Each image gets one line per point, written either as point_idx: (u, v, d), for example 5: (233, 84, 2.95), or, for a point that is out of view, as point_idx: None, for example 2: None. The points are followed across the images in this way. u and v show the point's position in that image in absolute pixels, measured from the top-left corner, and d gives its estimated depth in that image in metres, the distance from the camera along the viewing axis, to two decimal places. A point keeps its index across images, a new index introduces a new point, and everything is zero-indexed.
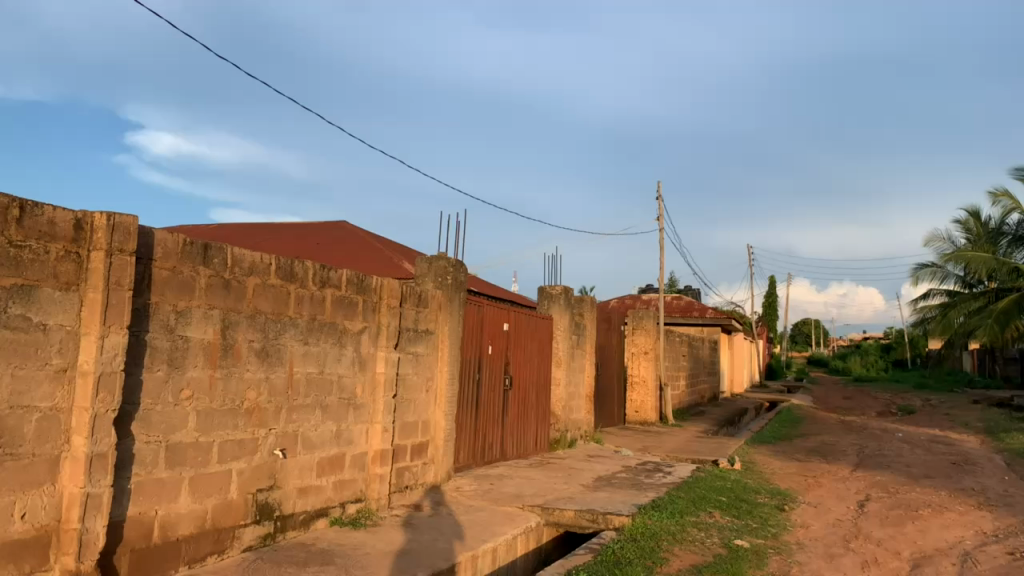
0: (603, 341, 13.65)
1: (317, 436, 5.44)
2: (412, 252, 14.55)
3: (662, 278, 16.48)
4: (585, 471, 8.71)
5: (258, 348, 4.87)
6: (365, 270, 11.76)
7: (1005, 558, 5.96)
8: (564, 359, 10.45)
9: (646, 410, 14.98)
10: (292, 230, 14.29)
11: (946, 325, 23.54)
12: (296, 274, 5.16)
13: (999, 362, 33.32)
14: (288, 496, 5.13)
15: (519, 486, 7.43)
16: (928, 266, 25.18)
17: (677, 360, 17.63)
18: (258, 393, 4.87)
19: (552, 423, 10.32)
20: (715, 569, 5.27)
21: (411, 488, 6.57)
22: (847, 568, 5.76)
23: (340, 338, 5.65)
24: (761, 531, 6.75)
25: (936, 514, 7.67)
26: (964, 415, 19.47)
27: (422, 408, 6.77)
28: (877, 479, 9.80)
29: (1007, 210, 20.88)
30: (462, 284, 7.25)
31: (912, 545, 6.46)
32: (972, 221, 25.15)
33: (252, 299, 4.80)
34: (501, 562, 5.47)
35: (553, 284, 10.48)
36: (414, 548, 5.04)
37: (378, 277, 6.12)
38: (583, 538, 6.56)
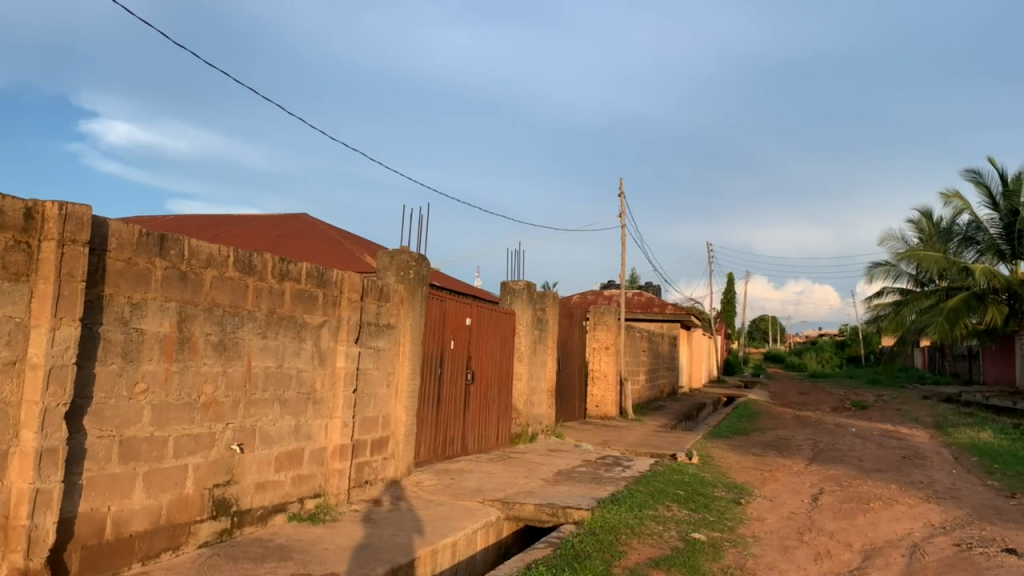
0: (565, 336, 13.72)
1: (275, 431, 5.38)
2: (375, 246, 14.45)
3: (624, 274, 16.61)
4: (545, 466, 8.74)
5: (215, 341, 4.80)
6: (327, 263, 11.67)
7: (952, 549, 6.12)
8: (526, 354, 10.47)
9: (606, 405, 15.12)
10: (252, 222, 14.12)
11: (899, 323, 24.09)
12: (255, 267, 5.10)
13: (948, 359, 34.22)
14: (245, 491, 5.07)
15: (480, 481, 7.43)
16: (882, 265, 25.73)
17: (638, 355, 17.79)
18: (216, 387, 4.80)
19: (513, 418, 10.34)
20: (672, 562, 5.34)
21: (370, 483, 6.54)
22: (800, 560, 5.89)
23: (299, 332, 5.59)
24: (717, 524, 6.86)
25: (887, 507, 7.85)
26: (916, 411, 19.93)
27: (382, 403, 6.73)
28: (831, 473, 10.01)
29: (958, 211, 21.46)
30: (424, 278, 7.22)
31: (863, 537, 6.61)
32: (925, 221, 25.76)
33: (209, 291, 4.73)
34: (461, 556, 5.47)
35: (516, 279, 10.50)
36: (373, 544, 5.01)
37: (338, 271, 6.07)
38: (542, 532, 6.59)
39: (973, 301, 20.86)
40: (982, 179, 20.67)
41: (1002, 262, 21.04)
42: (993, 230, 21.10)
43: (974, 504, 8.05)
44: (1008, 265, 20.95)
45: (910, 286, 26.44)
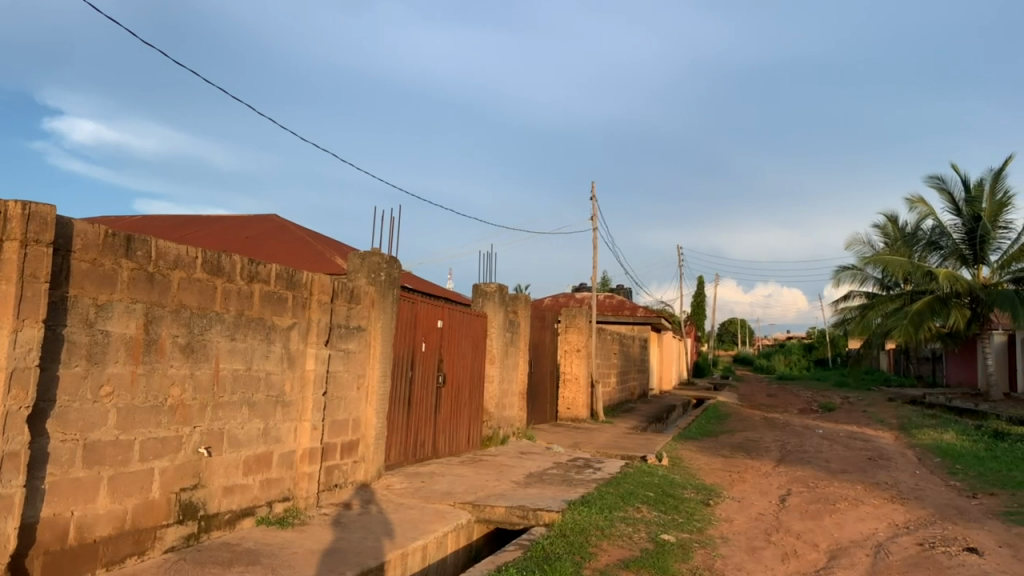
0: (537, 338, 13.73)
1: (243, 435, 5.32)
2: (345, 247, 14.38)
3: (595, 277, 16.68)
4: (516, 468, 8.76)
5: (183, 344, 4.74)
6: (295, 264, 11.60)
7: (915, 548, 6.24)
8: (497, 356, 10.46)
9: (578, 407, 15.16)
10: (220, 223, 13.99)
11: (865, 326, 24.45)
12: (223, 268, 5.05)
13: (913, 362, 34.83)
14: (213, 495, 5.02)
15: (451, 484, 7.41)
16: (849, 269, 26.10)
17: (609, 357, 17.87)
18: (183, 390, 4.75)
19: (485, 421, 10.33)
20: (641, 563, 5.37)
21: (340, 486, 6.49)
22: (767, 561, 5.95)
23: (267, 334, 5.54)
24: (687, 526, 6.91)
25: (852, 507, 7.97)
26: (881, 412, 20.22)
27: (352, 406, 6.69)
28: (798, 475, 10.13)
29: (922, 216, 21.84)
30: (395, 280, 7.21)
31: (829, 537, 6.70)
32: (890, 226, 26.20)
33: (176, 293, 4.68)
34: (431, 560, 5.46)
35: (488, 281, 10.50)
36: (342, 547, 4.98)
37: (308, 272, 6.02)
38: (513, 535, 6.59)
39: (937, 305, 21.30)
40: (945, 186, 21.09)
41: (965, 267, 21.57)
42: (956, 235, 21.51)
43: (937, 504, 8.20)
44: (970, 270, 21.42)
45: (876, 290, 26.86)
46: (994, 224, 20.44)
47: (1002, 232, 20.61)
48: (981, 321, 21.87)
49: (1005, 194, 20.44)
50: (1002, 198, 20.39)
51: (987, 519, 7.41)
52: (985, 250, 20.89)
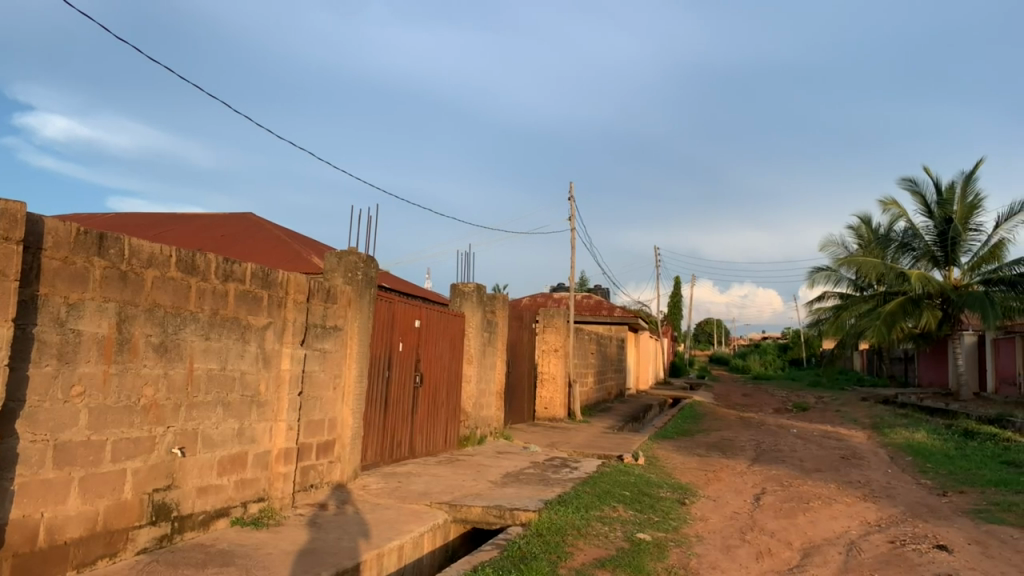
0: (515, 338, 13.76)
1: (218, 435, 5.28)
2: (322, 247, 14.30)
3: (572, 277, 16.73)
4: (493, 468, 8.74)
5: (156, 343, 4.69)
6: (271, 264, 11.53)
7: (887, 546, 6.32)
8: (475, 356, 10.44)
9: (555, 407, 15.21)
10: (195, 222, 13.86)
11: (839, 326, 24.75)
12: (197, 266, 5.00)
13: (886, 362, 35.27)
14: (187, 496, 4.97)
15: (427, 483, 7.40)
16: (824, 270, 26.38)
17: (586, 356, 17.94)
18: (156, 390, 4.70)
19: (462, 421, 10.32)
20: (617, 562, 5.39)
21: (316, 487, 6.45)
22: (741, 559, 5.99)
23: (242, 334, 5.50)
24: (662, 524, 6.96)
25: (826, 506, 8.06)
26: (854, 412, 20.49)
27: (328, 406, 6.65)
28: (773, 474, 10.23)
29: (895, 218, 22.14)
30: (371, 279, 7.18)
31: (802, 535, 6.77)
32: (864, 228, 26.51)
33: (150, 292, 4.63)
34: (407, 560, 5.44)
35: (466, 281, 10.51)
36: (317, 548, 4.95)
37: (284, 272, 5.98)
38: (489, 535, 6.60)
39: (909, 306, 21.60)
40: (917, 188, 21.38)
41: (937, 268, 21.86)
42: (927, 237, 21.79)
43: (908, 502, 8.31)
44: (941, 272, 21.71)
45: (849, 291, 27.15)
46: (965, 226, 20.73)
47: (973, 235, 20.92)
48: (952, 322, 22.20)
49: (976, 197, 20.74)
50: (972, 200, 20.67)
51: (956, 516, 7.52)
52: (956, 252, 21.21)
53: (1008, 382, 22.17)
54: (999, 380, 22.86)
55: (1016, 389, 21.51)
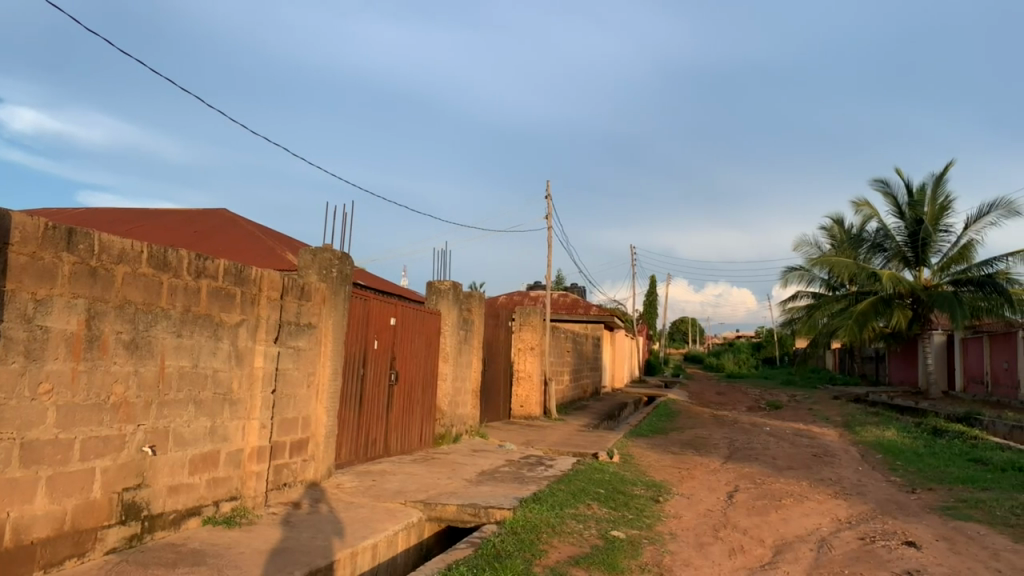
0: (491, 336, 13.74)
1: (189, 433, 5.22)
2: (297, 244, 14.21)
3: (549, 275, 16.75)
4: (468, 466, 8.72)
5: (127, 340, 4.62)
6: (243, 261, 11.41)
7: (857, 543, 6.40)
8: (451, 354, 10.41)
9: (530, 405, 15.23)
10: (168, 217, 13.70)
11: (812, 325, 25.02)
12: (169, 263, 4.94)
13: (857, 360, 35.73)
14: (157, 495, 4.91)
15: (402, 482, 7.37)
16: (797, 270, 26.65)
17: (562, 355, 17.96)
18: (127, 388, 4.63)
19: (437, 419, 10.29)
20: (591, 560, 5.41)
21: (289, 486, 6.40)
22: (714, 556, 6.04)
23: (215, 331, 5.44)
24: (636, 522, 6.99)
25: (797, 503, 8.16)
26: (826, 410, 20.70)
27: (302, 404, 6.61)
28: (746, 471, 10.31)
29: (867, 218, 22.42)
30: (346, 276, 7.14)
31: (774, 533, 6.84)
32: (836, 228, 26.82)
33: (121, 288, 4.56)
34: (381, 558, 5.43)
35: (442, 279, 10.48)
36: (289, 547, 4.91)
37: (257, 269, 5.93)
38: (463, 533, 6.59)
39: (881, 306, 21.88)
40: (889, 189, 21.68)
41: (907, 268, 22.15)
42: (899, 238, 22.08)
43: (878, 499, 8.43)
44: (912, 272, 22.02)
45: (822, 291, 27.44)
46: (936, 227, 21.05)
47: (943, 236, 21.24)
48: (922, 322, 22.52)
49: (946, 198, 21.07)
50: (942, 202, 21.01)
51: (925, 513, 7.63)
52: (927, 253, 21.52)
53: (975, 381, 22.55)
54: (967, 379, 23.23)
55: (984, 388, 21.88)
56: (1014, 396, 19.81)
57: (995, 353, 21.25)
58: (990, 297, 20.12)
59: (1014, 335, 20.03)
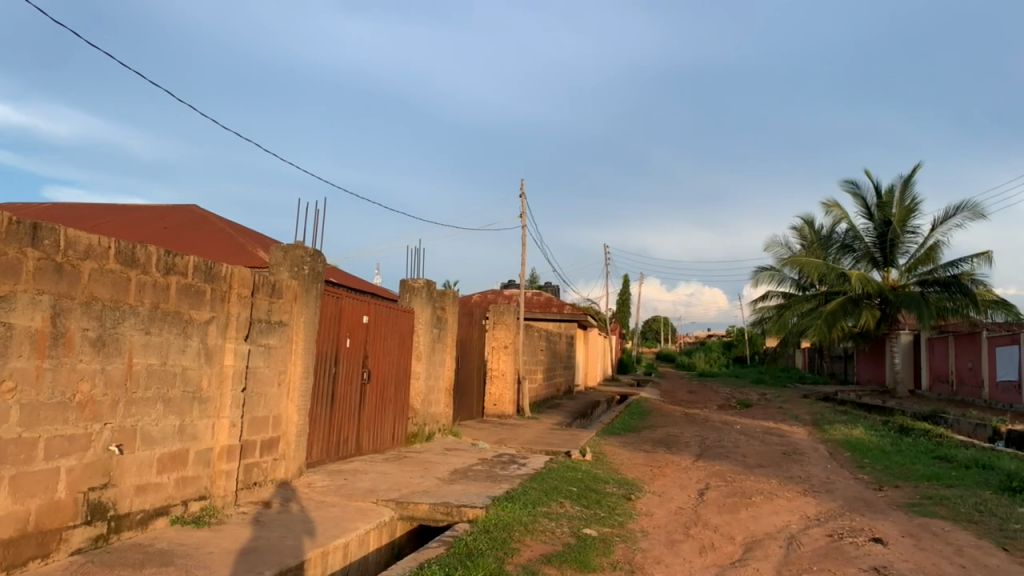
0: (465, 335, 13.72)
1: (158, 432, 5.15)
2: (269, 241, 14.09)
3: (522, 274, 16.76)
4: (440, 464, 8.71)
5: (93, 337, 4.55)
6: (215, 257, 11.33)
7: (825, 539, 6.48)
8: (424, 352, 10.38)
9: (504, 403, 15.23)
10: (137, 213, 13.51)
11: (782, 325, 25.27)
12: (137, 259, 4.87)
13: (826, 360, 36.14)
14: (124, 495, 4.83)
15: (374, 481, 7.34)
16: (767, 270, 26.92)
17: (536, 354, 17.99)
18: (93, 385, 4.55)
19: (410, 417, 10.25)
20: (563, 559, 5.42)
21: (259, 485, 6.34)
22: (685, 554, 6.08)
23: (184, 329, 5.37)
24: (609, 519, 7.02)
25: (767, 500, 8.24)
26: (796, 409, 20.93)
27: (273, 402, 6.55)
28: (717, 469, 10.40)
29: (837, 220, 22.73)
30: (318, 274, 7.09)
31: (744, 530, 6.90)
32: (806, 229, 27.14)
33: (87, 285, 4.49)
34: (352, 557, 5.40)
35: (415, 277, 10.46)
36: (260, 546, 4.87)
37: (227, 265, 5.86)
38: (436, 532, 6.57)
39: (849, 305, 22.20)
40: (858, 191, 21.97)
41: (876, 269, 22.47)
42: (868, 239, 22.39)
43: (846, 496, 8.54)
44: (880, 272, 22.34)
45: (792, 291, 27.74)
46: (903, 228, 21.39)
47: (910, 237, 21.60)
48: (890, 322, 22.85)
49: (913, 200, 21.38)
50: (910, 203, 21.33)
51: (891, 510, 7.75)
52: (895, 253, 21.83)
53: (940, 380, 22.94)
54: (932, 378, 23.62)
55: (949, 386, 22.26)
56: (978, 395, 20.17)
57: (960, 353, 21.63)
58: (956, 297, 20.45)
59: (979, 335, 20.39)
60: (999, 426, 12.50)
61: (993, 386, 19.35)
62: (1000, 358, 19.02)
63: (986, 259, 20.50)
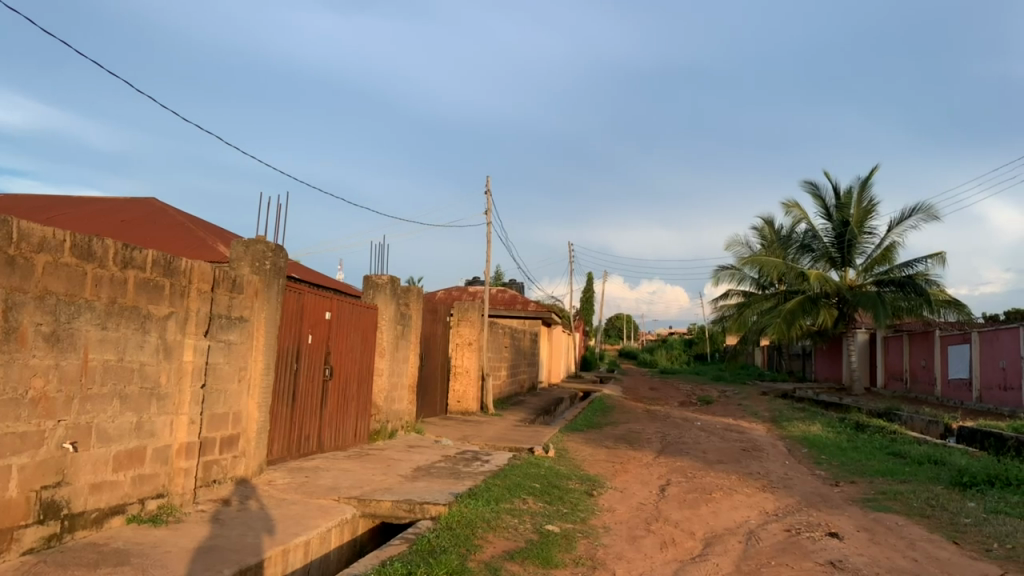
0: (428, 331, 13.67)
1: (114, 429, 5.05)
2: (230, 235, 13.89)
3: (487, 271, 16.72)
4: (403, 462, 8.64)
5: (47, 332, 4.45)
6: (174, 252, 11.17)
7: (783, 534, 6.59)
8: (387, 349, 10.32)
9: (467, 400, 15.19)
10: (94, 205, 13.22)
11: (742, 323, 25.59)
12: (94, 253, 4.78)
13: (785, 357, 36.72)
14: (79, 493, 4.74)
15: (336, 478, 7.28)
16: (728, 268, 27.25)
17: (499, 350, 17.96)
18: (46, 381, 4.45)
19: (372, 415, 10.18)
20: (526, 554, 5.43)
21: (218, 482, 6.26)
22: (646, 550, 6.13)
23: (142, 323, 5.28)
24: (570, 515, 7.07)
25: (727, 496, 8.35)
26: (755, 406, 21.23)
27: (233, 399, 6.46)
28: (678, 465, 10.51)
29: (797, 220, 23.10)
30: (280, 269, 7.02)
31: (705, 526, 6.98)
32: (767, 229, 27.55)
33: (41, 278, 4.39)
34: (314, 556, 5.35)
35: (379, 272, 10.39)
36: (219, 545, 4.80)
37: (187, 260, 5.77)
38: (398, 529, 6.55)
39: (808, 304, 22.55)
40: (818, 192, 22.36)
41: (833, 269, 22.86)
42: (826, 239, 22.76)
43: (804, 492, 8.70)
44: (838, 272, 22.74)
45: (753, 289, 28.13)
46: (860, 229, 21.82)
47: (867, 237, 22.04)
48: (847, 320, 23.31)
49: (871, 202, 21.85)
50: (867, 205, 21.78)
51: (847, 505, 7.91)
52: (852, 254, 22.24)
53: (895, 377, 23.45)
54: (887, 375, 24.13)
55: (903, 384, 22.75)
56: (931, 393, 20.68)
57: (914, 351, 22.14)
58: (910, 297, 20.95)
59: (932, 334, 20.88)
60: (951, 423, 12.81)
61: (945, 383, 19.84)
62: (952, 356, 19.50)
63: (940, 260, 21.00)
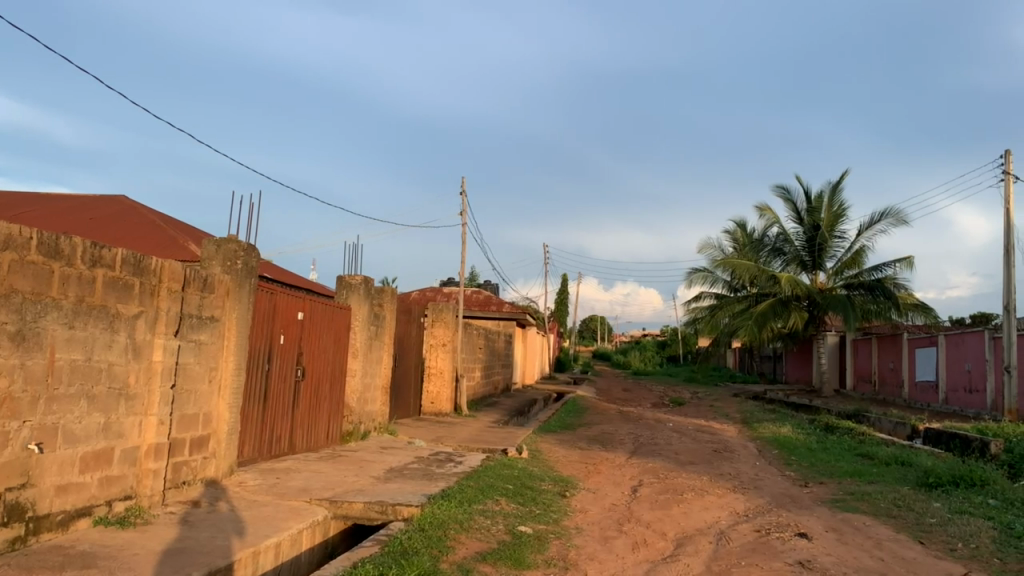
0: (402, 333, 13.62)
1: (81, 430, 4.97)
2: (202, 234, 13.77)
3: (462, 272, 16.70)
4: (375, 463, 8.61)
5: (12, 331, 4.37)
6: (145, 251, 11.07)
7: (753, 535, 6.66)
8: (360, 350, 10.27)
9: (441, 401, 15.17)
10: (62, 202, 13.02)
11: (714, 325, 25.80)
12: (61, 251, 4.70)
13: (757, 359, 37.08)
14: (44, 495, 4.66)
15: (308, 480, 7.23)
16: (700, 271, 27.48)
17: (473, 352, 17.94)
18: (11, 382, 4.37)
19: (345, 416, 10.13)
20: (498, 556, 5.43)
21: (188, 484, 6.19)
22: (617, 550, 6.16)
23: (111, 323, 5.20)
24: (543, 516, 7.08)
25: (698, 497, 8.42)
26: (727, 407, 21.38)
27: (203, 400, 6.40)
28: (650, 466, 10.58)
29: (769, 223, 23.33)
30: (251, 269, 6.95)
31: (675, 526, 7.02)
32: (739, 232, 27.81)
33: (7, 277, 4.32)
34: (284, 557, 5.31)
35: (352, 273, 10.33)
36: (188, 547, 4.76)
37: (157, 258, 5.70)
38: (370, 530, 6.52)
39: (779, 307, 22.79)
40: (790, 196, 22.62)
41: (804, 272, 23.13)
42: (797, 242, 23.03)
43: (773, 492, 8.80)
44: (809, 275, 23.02)
45: (725, 292, 28.38)
46: (831, 233, 22.11)
47: (837, 241, 22.34)
48: (817, 323, 23.59)
49: (841, 206, 22.15)
50: (838, 209, 22.07)
51: (815, 506, 8.01)
52: (823, 257, 22.53)
53: (863, 380, 23.78)
54: (856, 378, 24.46)
55: (872, 386, 23.06)
56: (899, 395, 20.98)
57: (882, 354, 22.46)
58: (879, 300, 21.25)
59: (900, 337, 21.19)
60: (917, 424, 13.01)
61: (912, 385, 20.14)
62: (920, 358, 19.80)
63: (908, 264, 21.34)
